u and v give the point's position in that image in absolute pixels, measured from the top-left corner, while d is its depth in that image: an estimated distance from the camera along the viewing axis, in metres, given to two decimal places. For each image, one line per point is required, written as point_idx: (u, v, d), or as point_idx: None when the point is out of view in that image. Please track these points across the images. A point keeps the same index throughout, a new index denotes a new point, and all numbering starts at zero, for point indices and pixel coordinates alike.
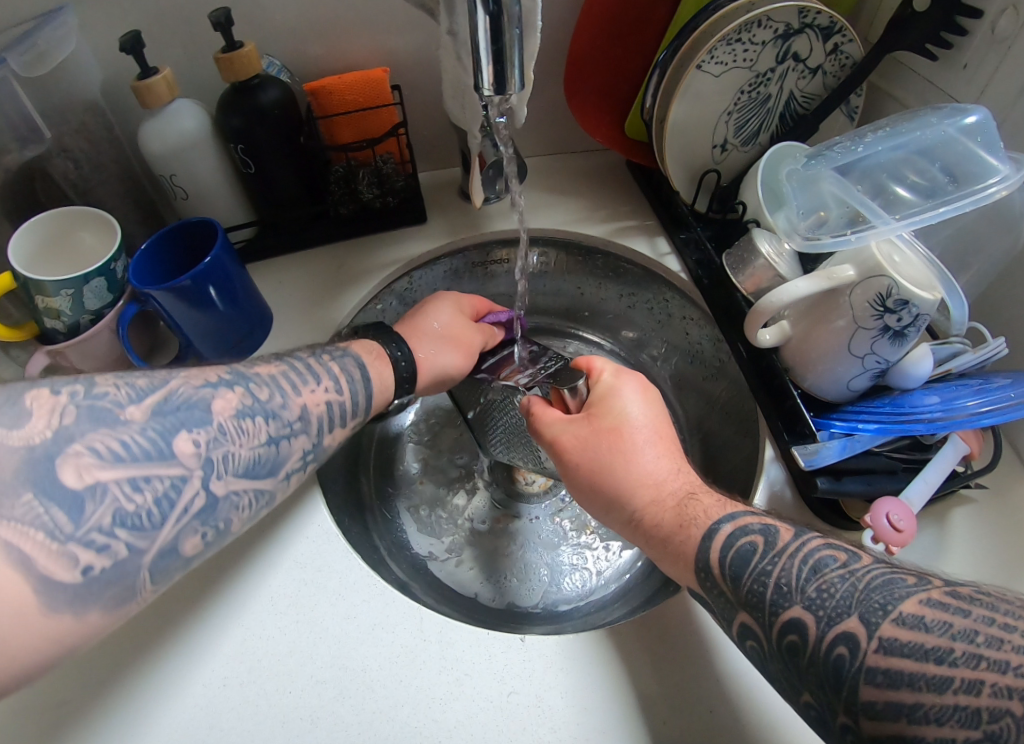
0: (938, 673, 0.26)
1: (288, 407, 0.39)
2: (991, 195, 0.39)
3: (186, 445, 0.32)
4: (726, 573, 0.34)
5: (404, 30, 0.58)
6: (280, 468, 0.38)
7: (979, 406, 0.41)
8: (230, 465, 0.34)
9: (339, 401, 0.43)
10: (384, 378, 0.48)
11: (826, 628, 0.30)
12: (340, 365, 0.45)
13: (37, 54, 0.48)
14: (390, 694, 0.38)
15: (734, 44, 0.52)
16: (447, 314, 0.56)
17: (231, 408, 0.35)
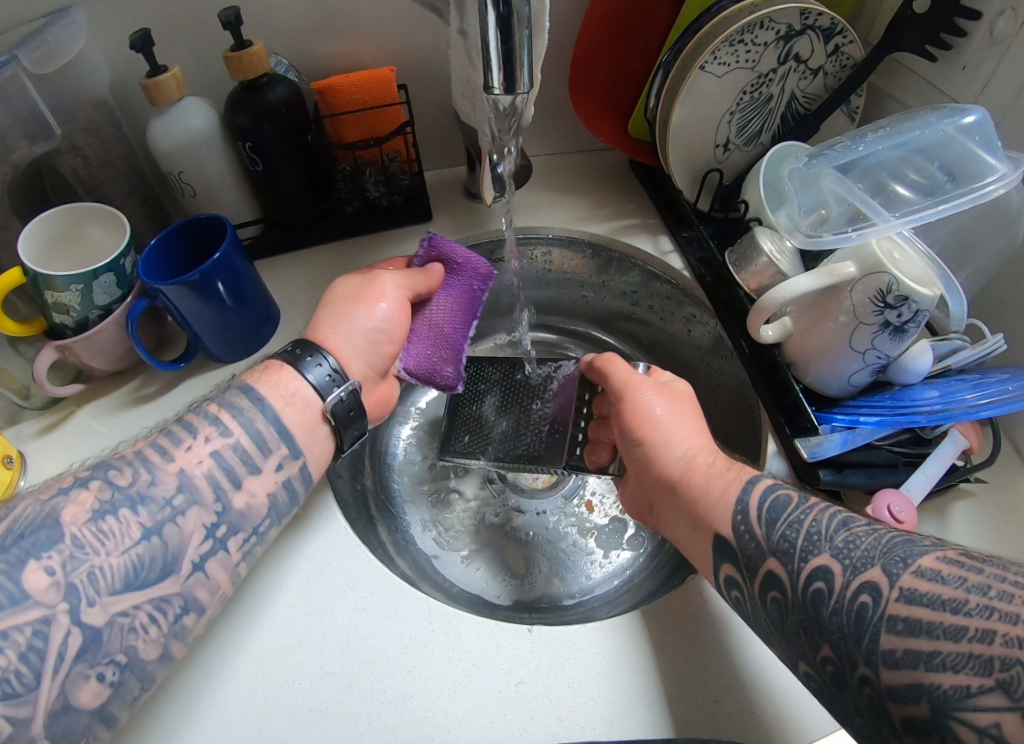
0: (954, 623, 0.27)
1: (159, 483, 0.35)
2: (989, 193, 0.39)
3: (38, 577, 0.30)
4: (762, 519, 0.36)
5: (410, 30, 0.59)
6: (177, 561, 0.35)
7: (978, 398, 0.41)
8: (99, 585, 0.32)
9: (231, 446, 0.38)
10: (283, 385, 0.42)
11: (852, 575, 0.31)
12: (220, 402, 0.40)
13: (48, 52, 0.48)
14: (399, 685, 0.38)
15: (737, 46, 0.53)
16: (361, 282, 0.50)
17: (86, 513, 0.33)
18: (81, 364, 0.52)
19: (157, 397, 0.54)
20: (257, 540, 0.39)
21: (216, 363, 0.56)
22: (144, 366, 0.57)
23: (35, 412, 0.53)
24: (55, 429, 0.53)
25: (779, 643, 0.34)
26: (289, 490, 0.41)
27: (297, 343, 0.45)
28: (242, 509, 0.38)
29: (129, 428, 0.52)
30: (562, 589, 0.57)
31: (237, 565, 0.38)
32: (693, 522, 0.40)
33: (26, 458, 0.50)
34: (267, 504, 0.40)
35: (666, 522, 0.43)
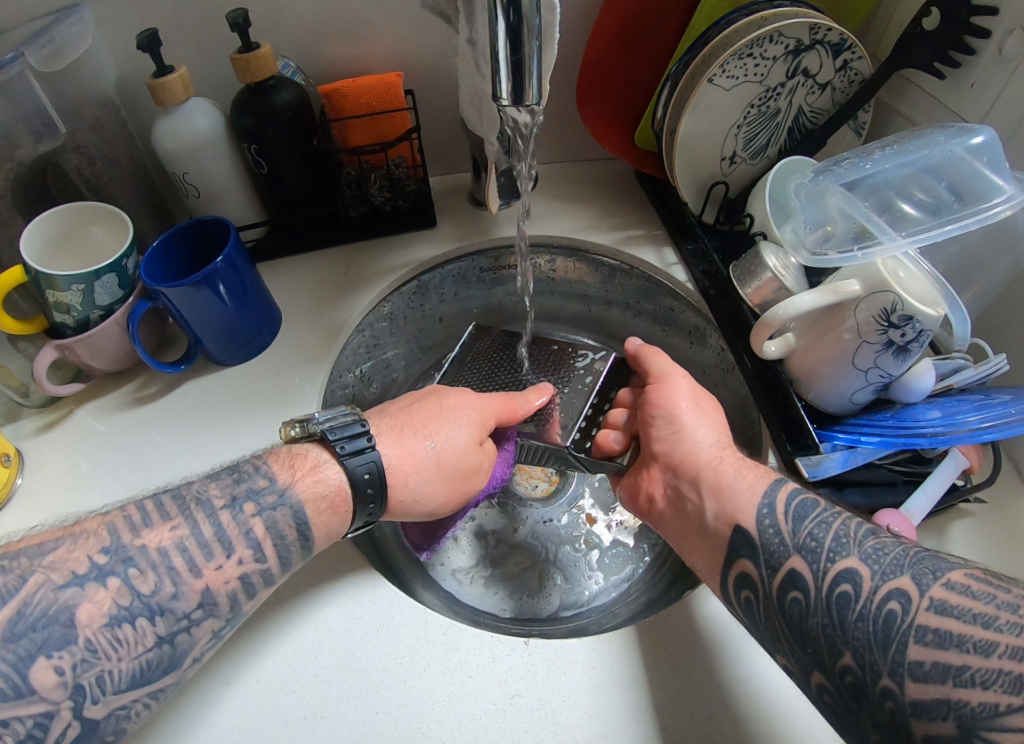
0: (986, 638, 0.27)
1: (182, 596, 0.33)
2: (996, 214, 0.40)
3: (46, 675, 0.28)
4: (789, 515, 0.37)
5: (419, 35, 0.59)
6: (182, 660, 0.33)
7: (980, 421, 0.41)
8: (105, 687, 0.30)
9: (262, 570, 0.36)
10: (331, 533, 0.39)
11: (879, 582, 0.31)
12: (268, 523, 0.37)
13: (55, 50, 0.48)
14: (394, 695, 0.38)
15: (746, 59, 0.53)
16: (449, 428, 0.47)
17: (102, 616, 0.30)
18: (81, 363, 0.52)
19: (157, 398, 0.54)
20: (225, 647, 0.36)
21: (217, 366, 0.56)
22: (145, 366, 0.57)
23: (34, 409, 0.53)
24: (55, 426, 0.52)
25: (791, 650, 0.34)
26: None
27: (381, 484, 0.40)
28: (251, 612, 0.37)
29: (129, 429, 0.52)
30: (558, 599, 0.56)
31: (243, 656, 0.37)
32: (709, 512, 0.40)
33: (24, 456, 0.50)
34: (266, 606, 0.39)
35: (675, 514, 0.43)
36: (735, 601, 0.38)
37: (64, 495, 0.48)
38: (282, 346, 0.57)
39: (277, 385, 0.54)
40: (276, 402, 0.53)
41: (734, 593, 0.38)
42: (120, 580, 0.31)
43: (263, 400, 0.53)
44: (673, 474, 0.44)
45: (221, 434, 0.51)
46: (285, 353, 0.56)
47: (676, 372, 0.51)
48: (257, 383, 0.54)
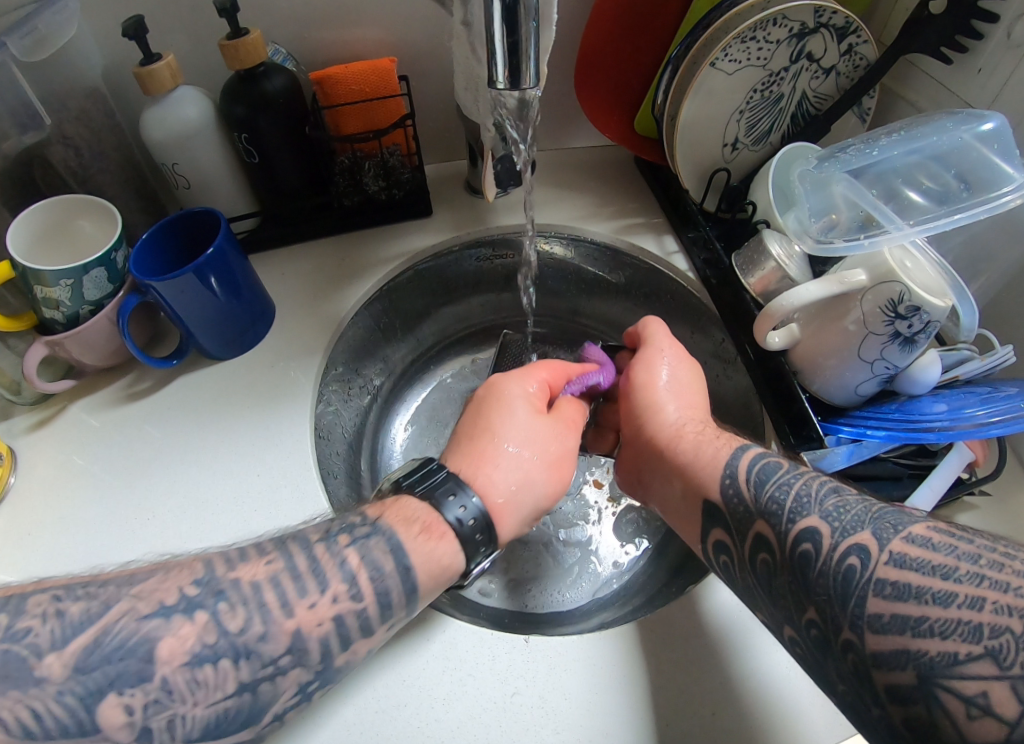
0: (944, 588, 0.26)
1: (269, 638, 0.30)
2: (1006, 203, 0.38)
3: (114, 713, 0.26)
4: (752, 481, 0.37)
5: (413, 19, 0.57)
6: (262, 713, 0.30)
7: (988, 415, 0.40)
8: (177, 732, 0.27)
9: (359, 610, 0.33)
10: (435, 557, 0.36)
11: (839, 538, 0.30)
12: (363, 551, 0.34)
13: (38, 38, 0.47)
14: (392, 693, 0.38)
15: (748, 42, 0.51)
16: (520, 426, 0.45)
17: (183, 653, 0.28)
18: (71, 359, 0.51)
19: (150, 394, 0.53)
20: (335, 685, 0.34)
21: (210, 360, 0.55)
22: (137, 362, 0.56)
23: (26, 407, 0.52)
24: (48, 424, 0.51)
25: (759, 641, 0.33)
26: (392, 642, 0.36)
27: (447, 473, 0.40)
28: (340, 665, 0.33)
29: (121, 425, 0.51)
30: (584, 590, 0.56)
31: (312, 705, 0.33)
32: (677, 489, 0.42)
33: (16, 454, 0.49)
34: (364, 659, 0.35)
35: (657, 492, 0.45)
36: (711, 563, 0.39)
37: (56, 495, 0.47)
38: (276, 340, 0.56)
39: (271, 380, 0.53)
40: (267, 399, 0.52)
41: (710, 557, 0.39)
42: (208, 615, 0.29)
43: (256, 394, 0.52)
44: (643, 457, 0.46)
45: (211, 427, 0.51)
46: (278, 346, 0.56)
47: (651, 349, 0.50)
48: (252, 377, 0.54)
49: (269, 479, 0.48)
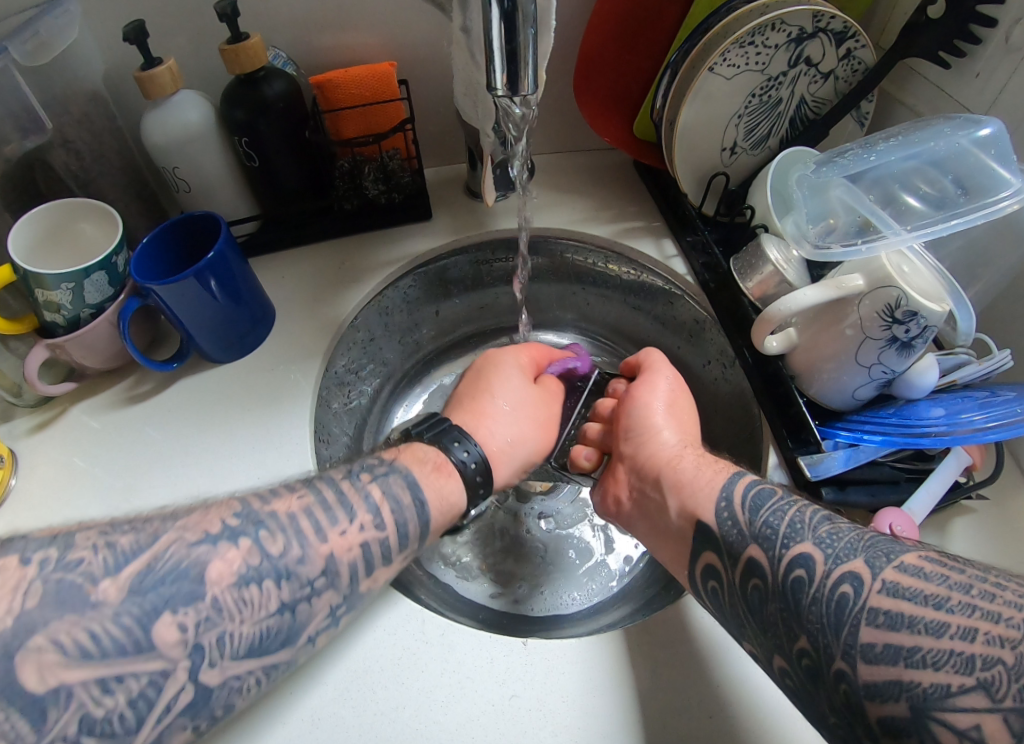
0: (936, 620, 0.26)
1: (307, 560, 0.34)
2: (1002, 208, 0.39)
3: (169, 631, 0.28)
4: (746, 505, 0.36)
5: (414, 24, 0.57)
6: (297, 635, 0.33)
7: (986, 421, 0.40)
8: (225, 649, 0.29)
9: (381, 538, 0.37)
10: (444, 494, 0.43)
11: (832, 565, 0.30)
12: (384, 487, 0.40)
13: (39, 43, 0.47)
14: (391, 696, 0.38)
15: (747, 47, 0.51)
16: (507, 396, 0.55)
17: (231, 574, 0.30)
18: (72, 362, 0.51)
19: (150, 397, 0.53)
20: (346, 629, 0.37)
21: (210, 363, 0.55)
22: (137, 365, 0.56)
23: (27, 409, 0.52)
24: (48, 426, 0.52)
25: (756, 645, 0.33)
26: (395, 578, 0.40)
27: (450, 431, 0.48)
28: (364, 592, 0.37)
29: (122, 427, 0.51)
30: (586, 594, 0.56)
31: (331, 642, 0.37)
32: (668, 510, 0.42)
33: (18, 456, 0.50)
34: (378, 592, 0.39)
35: (644, 515, 0.45)
36: (702, 592, 0.38)
37: (55, 498, 0.47)
38: (275, 344, 0.56)
39: (272, 383, 0.54)
40: (267, 402, 0.52)
41: (700, 583, 0.38)
42: (251, 541, 0.32)
43: (255, 400, 0.53)
44: (639, 477, 0.46)
45: (211, 431, 0.51)
46: (279, 350, 0.56)
47: (654, 376, 0.53)
48: (253, 380, 0.54)
49: (269, 481, 0.48)
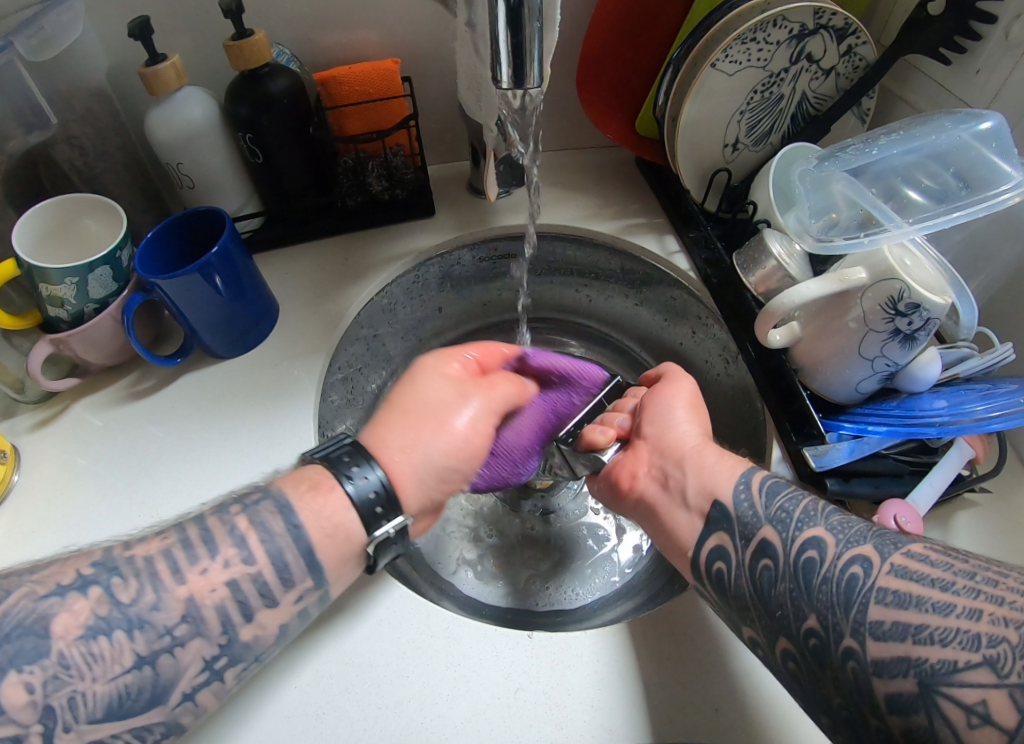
0: (943, 600, 0.27)
1: (162, 608, 0.31)
2: (1004, 201, 0.39)
3: (16, 692, 0.27)
4: (762, 490, 0.37)
5: (417, 21, 0.58)
6: (167, 692, 0.31)
7: (989, 411, 0.40)
8: (78, 711, 0.29)
9: (254, 577, 0.33)
10: (326, 515, 0.35)
11: (844, 549, 0.32)
12: (251, 517, 0.35)
13: (44, 39, 0.47)
14: (396, 690, 0.38)
15: (749, 44, 0.52)
16: (431, 394, 0.42)
17: (77, 627, 0.29)
18: (75, 358, 0.51)
19: (154, 393, 0.53)
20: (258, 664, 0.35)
21: (214, 359, 0.55)
22: (141, 360, 0.56)
23: (29, 405, 0.52)
24: (50, 423, 0.52)
25: (761, 634, 0.33)
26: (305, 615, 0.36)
27: (353, 445, 0.38)
28: (249, 640, 0.34)
29: (125, 424, 0.51)
30: (591, 590, 0.56)
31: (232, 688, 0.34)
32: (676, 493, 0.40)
33: (20, 452, 0.50)
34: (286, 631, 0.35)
35: (660, 507, 0.41)
36: (705, 574, 0.37)
37: (58, 493, 0.47)
38: (279, 340, 0.56)
39: (276, 379, 0.54)
40: (270, 397, 0.52)
41: (705, 564, 0.37)
42: (100, 589, 0.31)
43: (258, 395, 0.53)
44: (655, 467, 0.43)
45: (214, 428, 0.51)
46: (283, 347, 0.56)
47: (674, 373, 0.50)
48: (255, 375, 0.54)
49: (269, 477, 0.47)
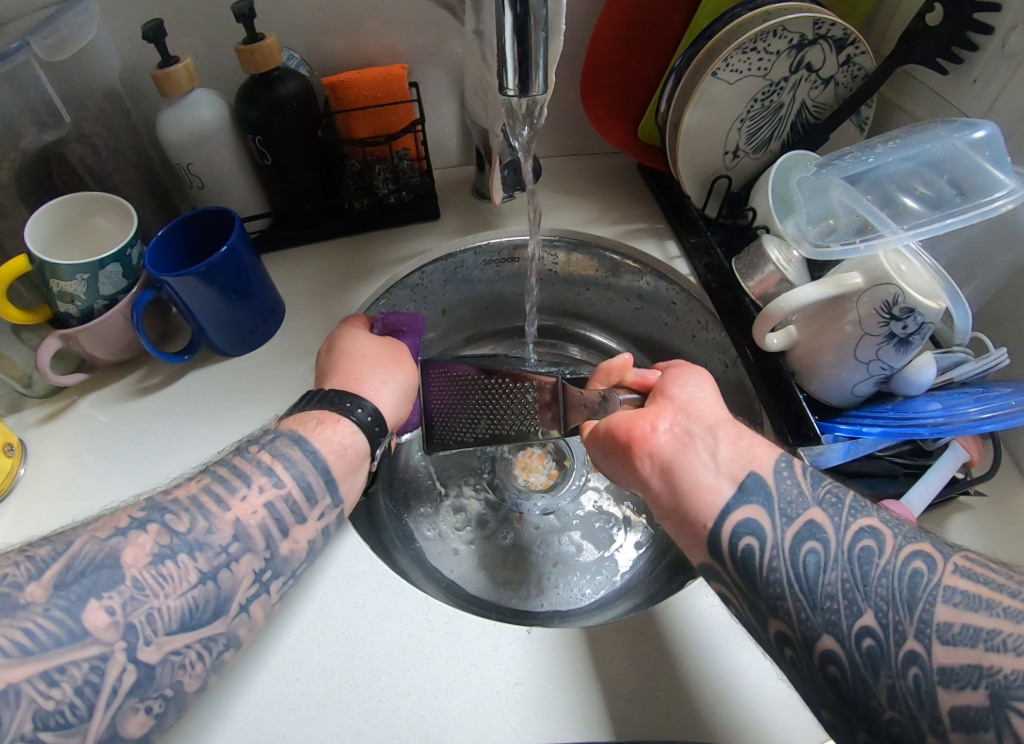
0: (1012, 605, 0.28)
1: (216, 531, 0.36)
2: (997, 208, 0.40)
3: (98, 616, 0.31)
4: (808, 472, 0.37)
5: (425, 27, 0.59)
6: (227, 604, 0.35)
7: (982, 412, 0.42)
8: (157, 626, 0.32)
9: (283, 496, 0.39)
10: (333, 440, 0.44)
11: (903, 542, 0.32)
12: (271, 451, 0.41)
13: (59, 40, 0.48)
14: (396, 683, 0.38)
15: (749, 54, 0.53)
16: (368, 349, 0.51)
17: (145, 557, 0.34)
18: (84, 353, 0.52)
19: (160, 389, 0.54)
20: (293, 582, 0.40)
21: (220, 356, 0.56)
22: (147, 357, 0.57)
23: (36, 400, 0.53)
24: (57, 418, 0.52)
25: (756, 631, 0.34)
26: (325, 537, 0.42)
27: (334, 392, 0.46)
28: (287, 554, 0.39)
29: (130, 420, 0.52)
30: (590, 590, 0.56)
31: (274, 604, 0.39)
32: (695, 465, 0.37)
33: (27, 446, 0.50)
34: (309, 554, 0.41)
35: (685, 470, 0.38)
36: (729, 558, 0.35)
37: (65, 487, 0.48)
38: (284, 338, 0.57)
39: (280, 377, 0.54)
40: (273, 395, 0.53)
41: (729, 544, 0.35)
42: (158, 525, 0.35)
43: (262, 393, 0.53)
44: (681, 428, 0.40)
45: (219, 425, 0.51)
46: (287, 346, 0.57)
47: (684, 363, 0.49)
48: (259, 374, 0.55)
49: None
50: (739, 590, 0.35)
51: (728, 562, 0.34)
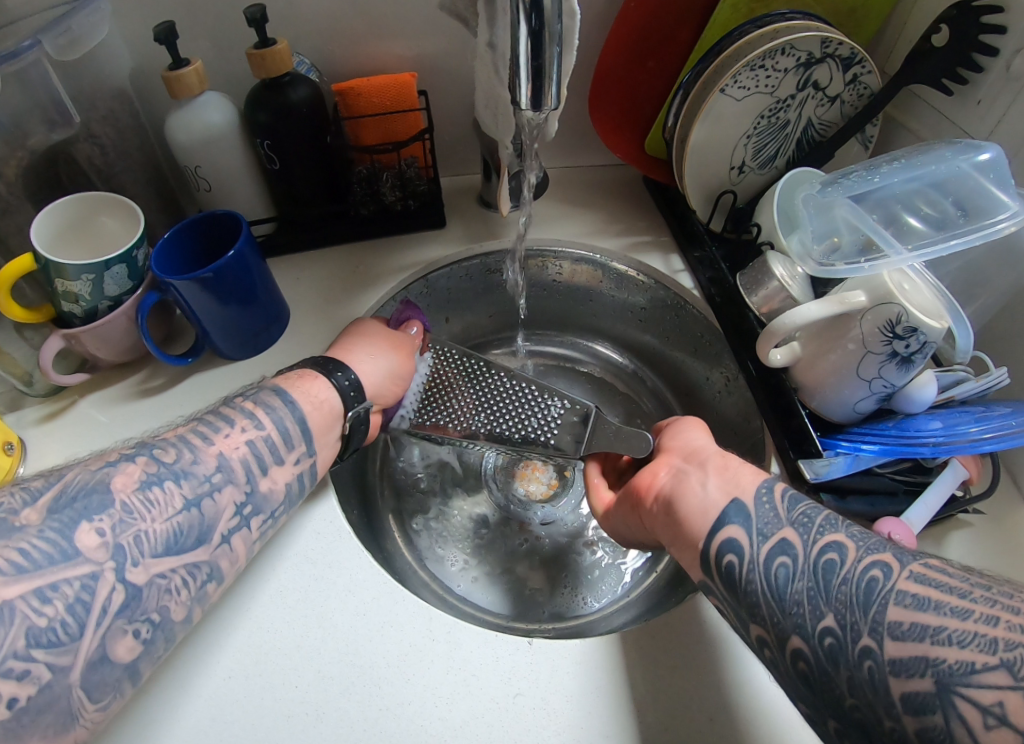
0: (961, 604, 0.26)
1: (201, 462, 0.37)
2: (1000, 230, 0.40)
3: (89, 537, 0.31)
4: (784, 496, 0.35)
5: (436, 36, 0.59)
6: (210, 532, 0.36)
7: (981, 432, 0.42)
8: (143, 547, 0.32)
9: (264, 437, 0.40)
10: (313, 394, 0.45)
11: (865, 553, 0.30)
12: (255, 399, 0.42)
13: (71, 39, 0.48)
14: (397, 692, 0.38)
15: (757, 70, 0.53)
16: (371, 330, 0.53)
17: (134, 482, 0.34)
18: (86, 353, 0.51)
19: (162, 392, 0.54)
20: (272, 523, 0.41)
21: (223, 360, 0.56)
22: (149, 359, 0.57)
23: (37, 399, 0.53)
24: (58, 417, 0.52)
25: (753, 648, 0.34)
26: (301, 482, 0.43)
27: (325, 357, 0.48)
28: (266, 491, 0.40)
29: (132, 421, 0.52)
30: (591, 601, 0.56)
31: (255, 542, 0.40)
32: (689, 493, 0.39)
33: (26, 445, 0.50)
34: (285, 499, 0.41)
35: (679, 502, 0.39)
36: (714, 569, 0.35)
37: None
38: (289, 342, 0.57)
39: None
40: None
41: (714, 557, 0.35)
42: (146, 456, 0.36)
43: None
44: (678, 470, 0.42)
45: None
46: (291, 350, 0.57)
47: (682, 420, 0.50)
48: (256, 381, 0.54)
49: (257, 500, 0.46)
50: (728, 603, 0.34)
51: (713, 574, 0.35)
